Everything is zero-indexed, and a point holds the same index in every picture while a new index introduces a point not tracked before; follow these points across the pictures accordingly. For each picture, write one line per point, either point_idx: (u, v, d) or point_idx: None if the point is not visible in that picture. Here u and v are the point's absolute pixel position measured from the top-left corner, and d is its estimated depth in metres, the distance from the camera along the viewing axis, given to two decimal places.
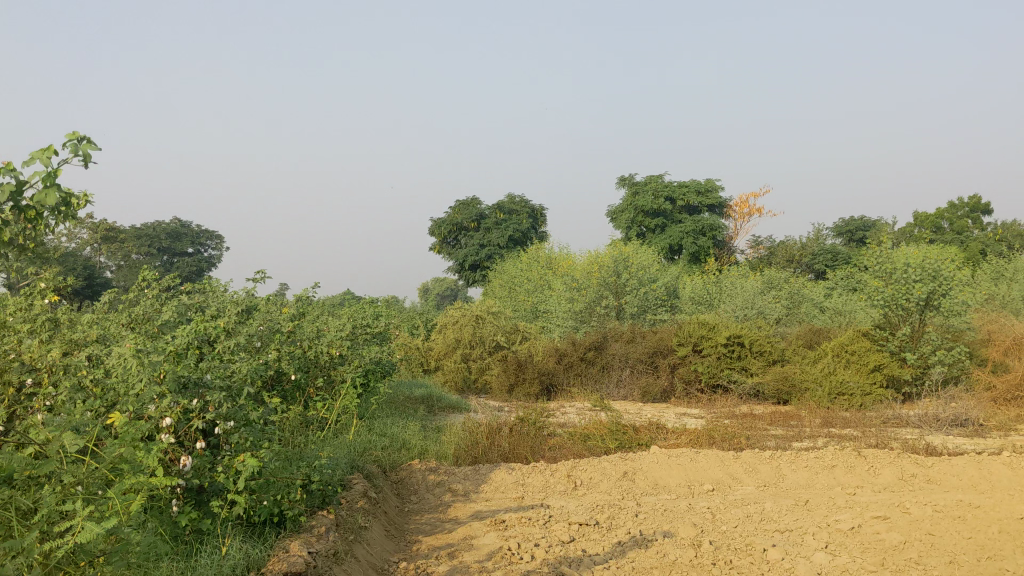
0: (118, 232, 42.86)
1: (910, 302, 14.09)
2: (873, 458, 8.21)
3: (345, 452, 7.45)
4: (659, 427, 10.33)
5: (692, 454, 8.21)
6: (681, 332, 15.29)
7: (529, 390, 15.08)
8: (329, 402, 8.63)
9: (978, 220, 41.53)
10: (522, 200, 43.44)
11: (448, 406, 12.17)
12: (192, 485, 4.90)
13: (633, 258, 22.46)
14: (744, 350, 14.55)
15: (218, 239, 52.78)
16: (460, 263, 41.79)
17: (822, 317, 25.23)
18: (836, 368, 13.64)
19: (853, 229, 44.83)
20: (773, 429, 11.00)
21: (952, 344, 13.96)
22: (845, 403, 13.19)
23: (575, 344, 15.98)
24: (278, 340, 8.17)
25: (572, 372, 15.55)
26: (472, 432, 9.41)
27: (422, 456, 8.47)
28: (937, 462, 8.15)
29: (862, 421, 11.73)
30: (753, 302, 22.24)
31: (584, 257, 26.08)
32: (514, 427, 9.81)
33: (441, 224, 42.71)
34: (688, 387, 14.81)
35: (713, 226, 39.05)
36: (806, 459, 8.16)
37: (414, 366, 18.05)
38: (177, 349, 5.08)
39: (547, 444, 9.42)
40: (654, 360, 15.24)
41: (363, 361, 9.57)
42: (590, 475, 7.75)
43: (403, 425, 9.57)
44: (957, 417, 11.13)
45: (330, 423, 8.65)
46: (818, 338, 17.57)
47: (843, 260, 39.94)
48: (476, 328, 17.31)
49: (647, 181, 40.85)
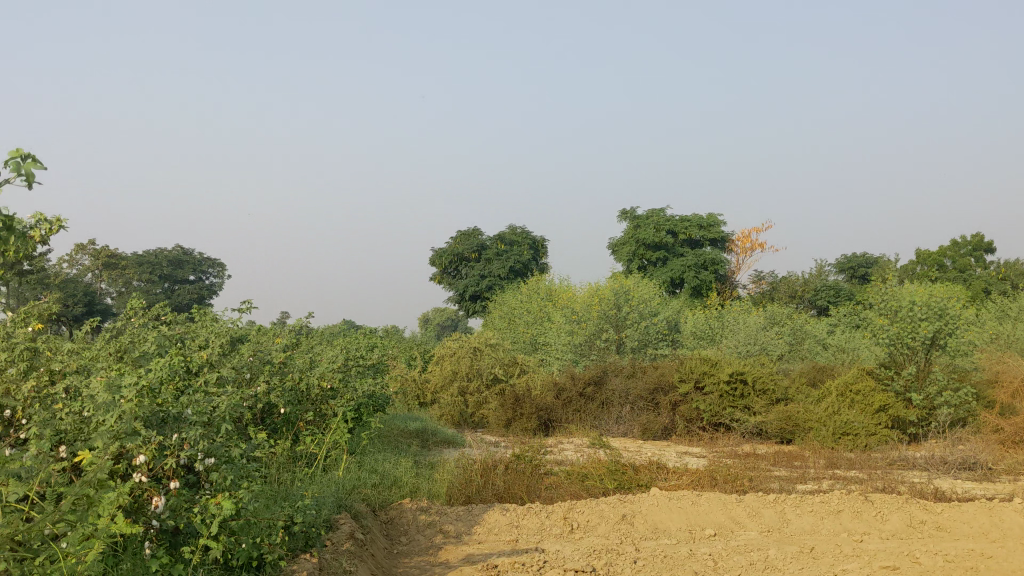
0: (120, 258, 42.81)
1: (916, 341, 13.85)
2: (881, 503, 7.91)
3: (333, 490, 7.17)
4: (659, 467, 10.05)
5: (694, 497, 7.92)
6: (682, 368, 15.02)
7: (526, 425, 14.78)
8: (318, 437, 8.38)
9: (981, 258, 41.32)
10: (523, 232, 43.32)
11: (443, 441, 11.88)
12: (166, 527, 4.62)
13: (634, 292, 22.25)
14: (746, 388, 14.29)
15: (219, 267, 52.73)
16: (460, 294, 41.60)
17: (825, 354, 24.96)
18: (841, 407, 13.48)
19: (855, 265, 44.62)
20: (776, 471, 10.71)
21: (958, 385, 13.69)
22: (849, 443, 12.89)
23: (575, 379, 15.72)
24: (267, 372, 7.93)
25: (571, 407, 15.26)
26: (465, 470, 9.13)
27: (413, 495, 8.20)
28: (947, 508, 7.85)
29: (868, 463, 11.43)
30: (756, 338, 21.99)
31: (585, 289, 25.88)
32: (509, 464, 9.52)
33: (442, 254, 42.57)
34: (690, 425, 14.49)
35: (715, 260, 38.89)
36: (811, 503, 7.86)
37: (411, 398, 17.78)
38: (153, 382, 4.83)
39: (543, 483, 9.14)
40: (654, 397, 14.96)
41: (356, 394, 9.32)
42: (587, 518, 7.46)
43: (395, 461, 9.28)
44: (965, 460, 10.84)
45: (320, 459, 8.38)
46: (821, 376, 17.29)
47: (846, 296, 39.70)
48: (474, 360, 17.06)
49: (649, 214, 40.74)
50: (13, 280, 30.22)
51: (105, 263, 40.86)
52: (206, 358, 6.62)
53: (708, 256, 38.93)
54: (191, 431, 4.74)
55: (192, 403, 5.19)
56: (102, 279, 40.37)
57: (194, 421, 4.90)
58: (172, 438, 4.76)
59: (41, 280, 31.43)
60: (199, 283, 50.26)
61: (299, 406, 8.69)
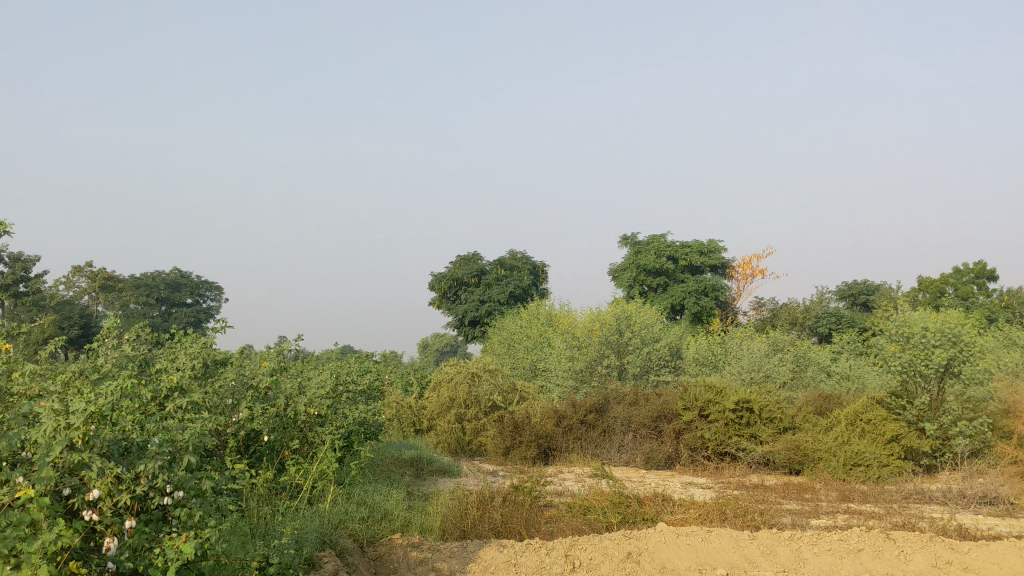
0: (118, 281, 42.38)
1: (929, 369, 13.42)
2: (904, 541, 7.41)
3: (319, 525, 6.72)
4: (665, 499, 9.56)
5: (704, 533, 7.43)
6: (687, 395, 14.57)
7: (525, 454, 14.22)
8: (303, 467, 7.92)
9: (984, 285, 40.99)
10: (523, 257, 42.98)
11: (438, 470, 11.42)
12: (123, 569, 4.22)
13: (636, 318, 21.81)
14: (753, 417, 13.82)
15: (217, 291, 52.33)
16: (459, 319, 41.11)
17: (829, 382, 24.47)
18: (852, 438, 13.01)
19: (856, 292, 44.27)
20: (787, 504, 10.23)
21: (973, 415, 13.22)
22: (861, 474, 12.42)
23: (575, 407, 15.28)
24: (249, 398, 7.52)
25: (572, 435, 14.73)
26: (461, 503, 8.62)
27: (404, 529, 7.70)
28: (974, 547, 7.35)
29: (882, 496, 10.93)
30: (761, 364, 21.48)
31: (585, 315, 25.46)
32: (508, 496, 9.04)
33: (442, 279, 42.14)
34: (694, 454, 13.91)
35: (716, 286, 38.51)
36: (829, 541, 7.36)
37: (406, 425, 17.26)
38: (109, 408, 4.45)
39: (543, 516, 8.65)
40: (658, 425, 14.48)
41: (346, 421, 8.85)
42: (590, 555, 6.96)
43: (386, 492, 8.76)
44: (986, 494, 10.34)
45: (306, 490, 7.93)
46: (828, 404, 16.81)
47: (847, 323, 39.27)
48: (471, 387, 16.58)
49: (650, 240, 40.44)
50: (9, 301, 29.72)
51: (102, 285, 40.34)
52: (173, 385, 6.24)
53: (709, 282, 38.51)
54: (152, 464, 4.35)
55: (159, 430, 4.81)
56: (98, 301, 39.84)
57: (158, 452, 4.52)
58: (133, 470, 4.37)
59: (36, 300, 30.89)
60: (196, 307, 49.74)
61: (285, 434, 8.24)
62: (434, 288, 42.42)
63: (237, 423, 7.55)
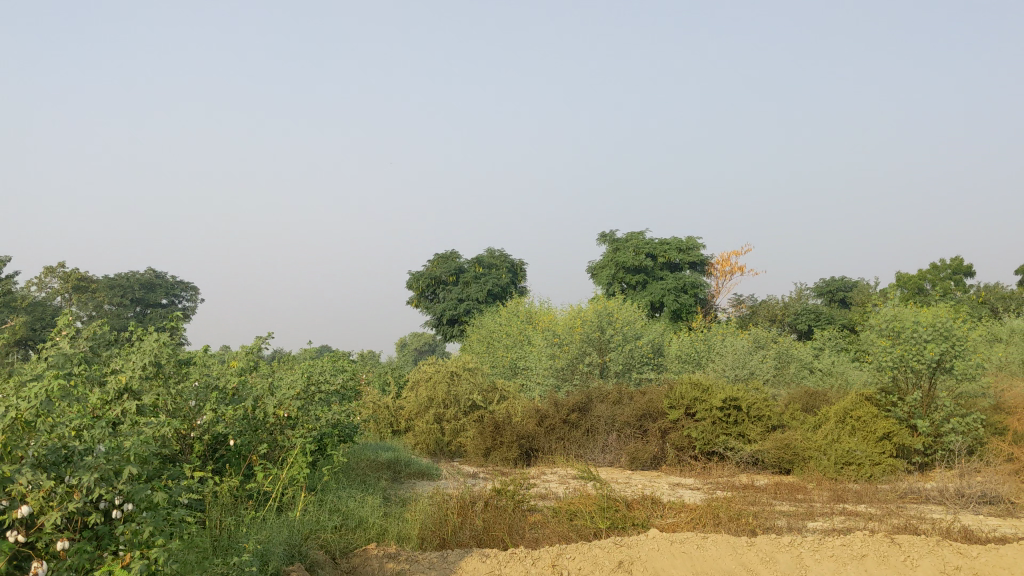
0: (91, 281, 41.47)
1: (920, 364, 13.10)
2: (909, 545, 7.01)
3: (287, 534, 6.27)
4: (655, 502, 9.12)
5: (699, 540, 6.99)
6: (673, 393, 14.17)
7: (507, 454, 13.75)
8: (270, 474, 7.44)
9: (961, 281, 41.04)
10: (501, 255, 42.58)
11: (416, 472, 10.98)
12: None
13: (618, 315, 21.43)
14: (741, 415, 13.45)
15: (193, 291, 51.61)
16: (437, 318, 40.62)
17: (812, 378, 24.23)
18: (841, 435, 12.69)
19: (834, 288, 44.20)
20: (780, 505, 9.86)
21: (966, 411, 12.93)
22: (853, 473, 12.05)
23: (558, 406, 14.82)
24: (212, 400, 7.10)
25: (554, 435, 14.27)
26: (440, 508, 8.16)
27: (379, 538, 7.23)
28: (983, 551, 6.97)
29: (877, 496, 10.61)
30: (744, 362, 21.16)
31: (565, 312, 25.11)
32: (490, 500, 8.59)
33: (420, 277, 41.63)
34: (681, 454, 13.51)
35: (695, 283, 38.28)
36: (831, 547, 6.95)
37: (383, 427, 16.79)
38: (47, 415, 4.09)
39: (527, 522, 8.21)
40: (642, 424, 14.08)
41: (318, 423, 8.35)
42: (579, 565, 6.50)
43: (360, 498, 8.26)
44: (985, 494, 10.01)
45: (274, 497, 7.46)
46: (813, 400, 16.50)
47: (826, 320, 39.14)
48: (450, 386, 16.11)
49: (629, 237, 40.10)
50: None
51: (75, 286, 39.44)
52: (123, 387, 5.85)
53: (687, 279, 38.23)
54: (88, 477, 3.96)
55: (106, 437, 4.43)
56: (72, 301, 38.97)
57: (99, 463, 4.13)
58: (71, 482, 3.99)
59: (7, 302, 30.02)
60: (171, 307, 48.89)
61: (253, 437, 7.78)
62: (413, 287, 41.90)
63: (200, 428, 7.13)
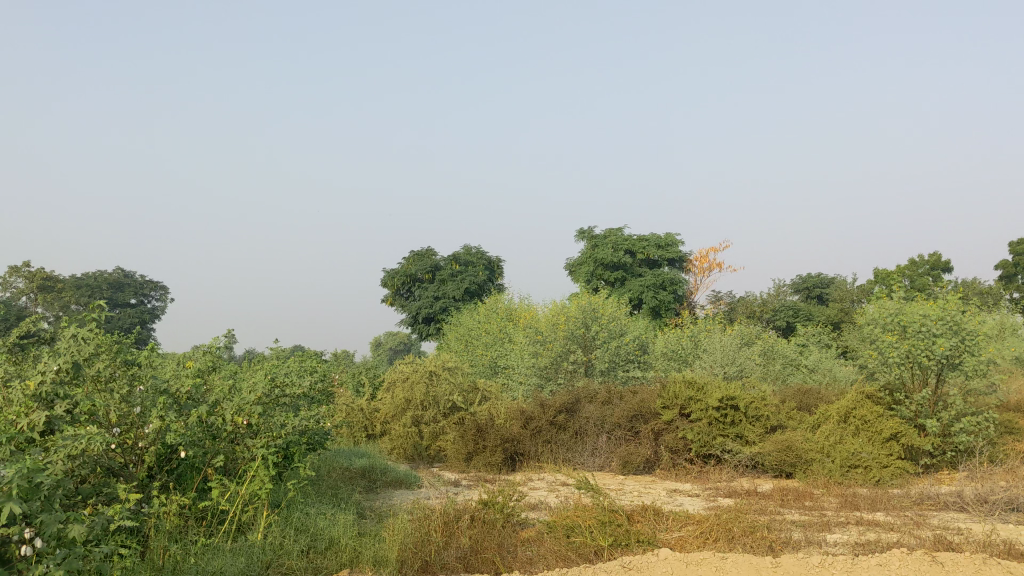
0: (58, 281, 40.03)
1: (930, 361, 12.39)
2: (953, 565, 6.20)
3: (244, 564, 5.40)
4: (658, 514, 8.28)
5: (717, 561, 6.16)
6: (666, 392, 13.34)
7: (490, 460, 12.81)
8: (227, 490, 6.55)
9: (938, 277, 40.71)
10: (478, 252, 41.76)
11: (393, 480, 10.12)
12: None
13: (602, 310, 20.61)
14: (738, 415, 12.68)
15: (163, 291, 50.33)
16: (412, 316, 39.63)
17: (798, 375, 23.58)
18: (845, 437, 12.03)
19: (811, 285, 43.76)
20: (791, 514, 9.08)
21: (977, 411, 12.23)
22: (861, 477, 11.28)
23: (544, 406, 13.98)
24: (160, 407, 6.27)
25: (540, 438, 13.40)
26: (421, 526, 7.29)
27: (352, 561, 6.36)
28: None
29: (891, 502, 9.89)
30: (733, 358, 20.45)
31: (545, 309, 24.30)
32: (477, 515, 7.74)
33: (394, 275, 40.73)
34: (676, 458, 12.66)
35: (675, 279, 37.59)
36: (865, 568, 6.14)
37: (357, 431, 15.95)
38: None
39: (518, 540, 7.36)
40: (634, 426, 13.27)
41: (283, 431, 7.48)
42: None
43: (331, 515, 7.37)
44: (1011, 500, 9.27)
45: (233, 516, 6.57)
46: (807, 399, 15.79)
47: (805, 316, 38.69)
48: (429, 386, 15.19)
49: (607, 233, 39.42)
50: None
51: (41, 287, 38.05)
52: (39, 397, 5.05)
53: (666, 276, 37.55)
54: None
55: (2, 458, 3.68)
56: (38, 302, 37.62)
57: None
58: None
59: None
60: (141, 308, 47.58)
61: (209, 448, 6.90)
62: (388, 285, 40.96)
63: (148, 438, 6.29)
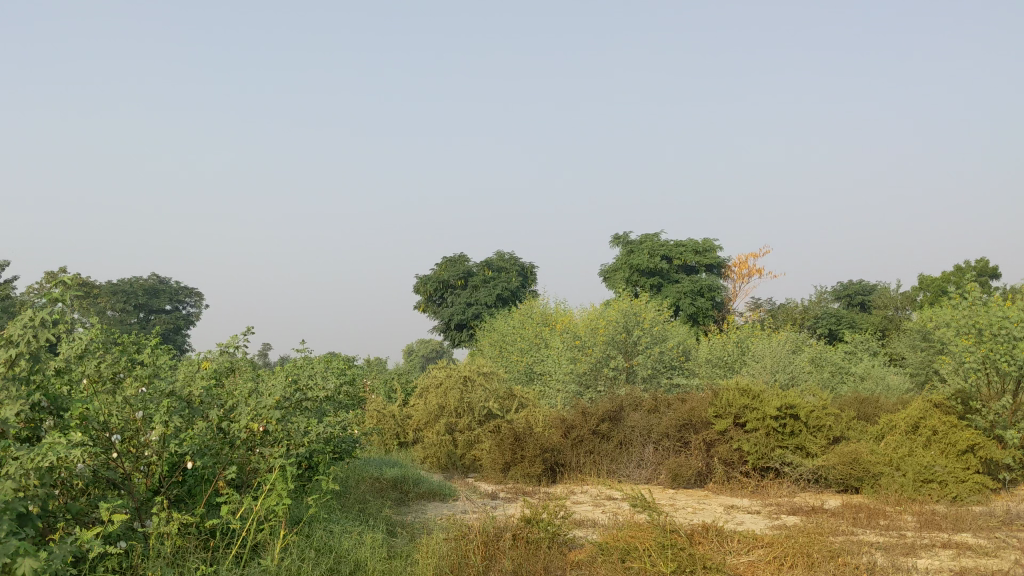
0: (93, 287, 39.77)
1: (1011, 367, 11.42)
2: None
3: None
4: (723, 534, 7.40)
5: None
6: (719, 400, 12.38)
7: (529, 471, 12.02)
8: (240, 506, 5.78)
9: (987, 283, 39.25)
10: (511, 258, 40.98)
11: (428, 492, 9.33)
12: None
13: (644, 314, 19.68)
14: (798, 425, 11.76)
15: (198, 296, 50.06)
16: (445, 322, 38.87)
17: (847, 384, 22.50)
18: (916, 449, 11.09)
19: (852, 292, 42.48)
20: (867, 536, 8.14)
21: None
22: (936, 493, 10.31)
23: (586, 414, 13.05)
24: (164, 411, 5.52)
25: (583, 448, 12.57)
26: (458, 547, 6.47)
27: None
28: None
29: (977, 521, 8.90)
30: (782, 365, 19.41)
31: (582, 314, 23.45)
32: (520, 534, 6.93)
33: (428, 281, 40.08)
34: (730, 470, 11.73)
35: (713, 286, 36.53)
36: None
37: (388, 438, 15.19)
38: None
39: (568, 564, 6.53)
40: (683, 436, 12.29)
41: (305, 438, 6.71)
42: None
43: (356, 534, 6.61)
44: None
45: (247, 537, 5.80)
46: (864, 407, 14.82)
47: (848, 324, 37.45)
48: (464, 392, 14.38)
49: (643, 239, 38.53)
50: None
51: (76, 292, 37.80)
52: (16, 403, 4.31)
53: (705, 282, 36.51)
54: None
55: None
56: None
57: None
58: None
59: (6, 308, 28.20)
60: (175, 313, 47.20)
61: (221, 459, 6.14)
62: (420, 291, 40.36)
63: (153, 448, 5.54)
